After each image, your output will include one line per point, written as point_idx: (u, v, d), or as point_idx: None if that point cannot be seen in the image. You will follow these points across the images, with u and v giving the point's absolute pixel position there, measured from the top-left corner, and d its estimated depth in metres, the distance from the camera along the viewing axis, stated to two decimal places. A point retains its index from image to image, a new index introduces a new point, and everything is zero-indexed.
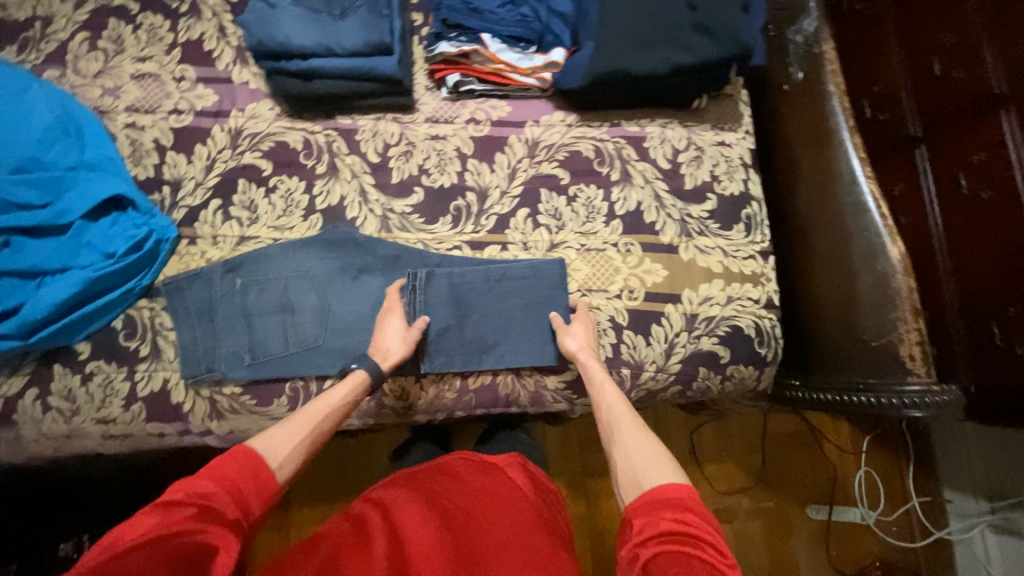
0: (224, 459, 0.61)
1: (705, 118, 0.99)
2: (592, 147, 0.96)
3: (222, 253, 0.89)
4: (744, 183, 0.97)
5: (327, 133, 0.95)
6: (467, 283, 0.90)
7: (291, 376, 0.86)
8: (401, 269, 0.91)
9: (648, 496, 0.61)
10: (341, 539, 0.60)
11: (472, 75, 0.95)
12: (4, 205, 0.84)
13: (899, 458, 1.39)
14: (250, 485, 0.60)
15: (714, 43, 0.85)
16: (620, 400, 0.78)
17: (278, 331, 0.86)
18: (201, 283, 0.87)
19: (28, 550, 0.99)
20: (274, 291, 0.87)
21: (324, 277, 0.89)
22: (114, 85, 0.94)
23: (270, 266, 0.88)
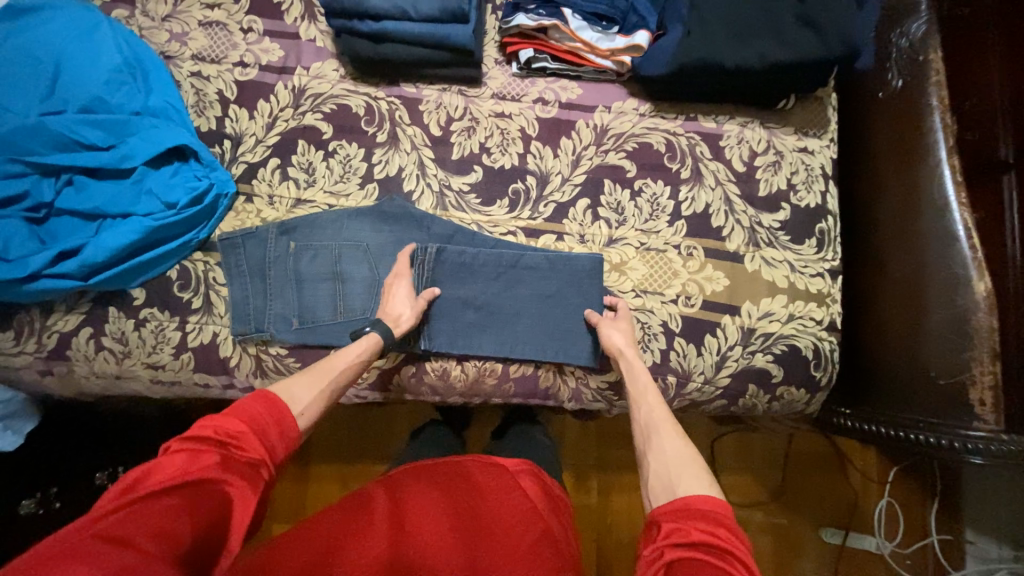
0: (246, 403, 0.64)
1: (789, 121, 0.92)
2: (664, 140, 0.91)
3: (277, 214, 0.89)
4: (822, 195, 0.91)
5: (390, 100, 0.92)
6: (507, 269, 0.87)
7: (336, 345, 0.86)
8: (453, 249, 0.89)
9: (680, 502, 0.58)
10: (348, 522, 0.60)
11: (547, 51, 0.89)
12: (70, 144, 0.84)
13: (923, 492, 1.33)
14: (273, 433, 0.63)
15: (820, 41, 0.78)
16: (657, 401, 0.74)
17: (327, 299, 0.86)
18: (255, 243, 0.87)
19: (69, 476, 1.01)
20: (324, 260, 0.87)
21: (376, 249, 0.88)
22: (182, 31, 0.93)
23: (323, 232, 0.88)
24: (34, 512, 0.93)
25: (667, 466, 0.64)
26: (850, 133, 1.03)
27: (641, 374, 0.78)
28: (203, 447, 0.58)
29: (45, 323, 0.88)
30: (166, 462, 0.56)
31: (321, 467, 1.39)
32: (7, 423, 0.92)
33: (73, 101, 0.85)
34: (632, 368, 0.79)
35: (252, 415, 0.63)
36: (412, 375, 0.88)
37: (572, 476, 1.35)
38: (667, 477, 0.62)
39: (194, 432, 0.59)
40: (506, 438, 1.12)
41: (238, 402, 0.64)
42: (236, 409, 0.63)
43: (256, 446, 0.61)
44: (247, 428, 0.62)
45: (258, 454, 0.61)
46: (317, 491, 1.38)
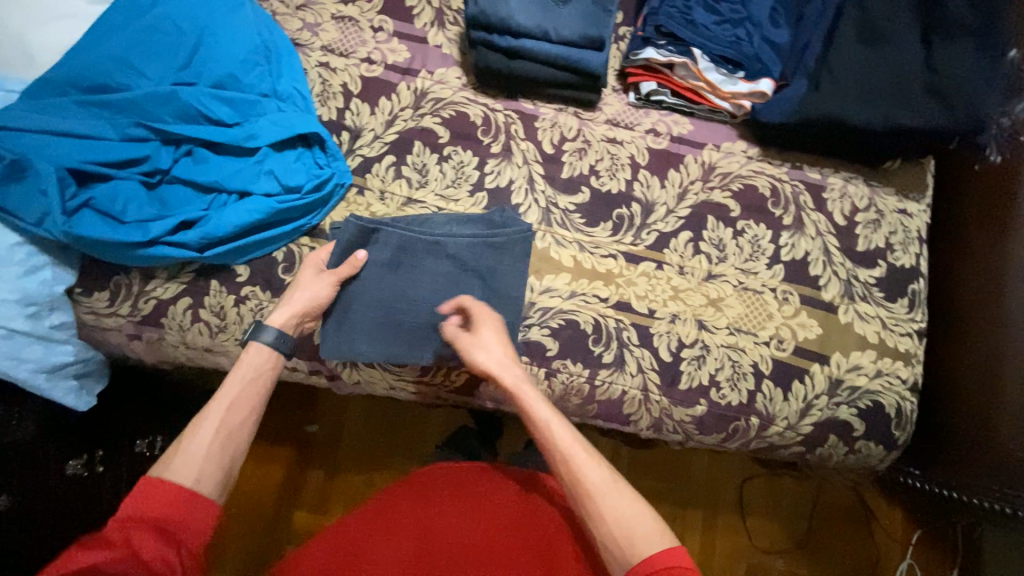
0: (145, 492, 0.59)
1: (890, 182, 0.95)
2: (769, 185, 0.93)
3: (391, 209, 0.90)
4: (917, 258, 0.93)
5: (508, 114, 0.94)
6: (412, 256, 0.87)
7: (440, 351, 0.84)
8: (552, 264, 0.90)
9: (642, 569, 0.58)
10: (370, 528, 0.73)
11: (668, 86, 0.92)
12: (196, 117, 0.85)
13: (947, 561, 1.32)
14: (187, 507, 0.60)
15: (945, 111, 0.82)
16: (557, 417, 0.71)
17: (433, 298, 0.86)
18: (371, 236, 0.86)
19: (114, 440, 1.00)
20: (436, 257, 0.87)
21: (479, 250, 0.87)
22: (315, 22, 0.95)
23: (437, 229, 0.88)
24: (79, 473, 0.93)
25: (611, 531, 0.62)
26: (940, 201, 1.05)
27: (557, 427, 0.70)
28: (132, 535, 0.56)
29: (143, 288, 0.88)
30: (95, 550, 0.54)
31: (346, 463, 1.32)
32: (79, 382, 0.90)
33: (206, 76, 0.86)
34: (547, 430, 0.69)
35: (169, 488, 0.60)
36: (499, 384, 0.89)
37: None
38: (624, 532, 0.61)
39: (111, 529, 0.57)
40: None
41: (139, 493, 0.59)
42: (147, 490, 0.60)
43: (193, 503, 0.60)
44: (170, 507, 0.59)
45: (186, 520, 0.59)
46: (344, 483, 1.31)
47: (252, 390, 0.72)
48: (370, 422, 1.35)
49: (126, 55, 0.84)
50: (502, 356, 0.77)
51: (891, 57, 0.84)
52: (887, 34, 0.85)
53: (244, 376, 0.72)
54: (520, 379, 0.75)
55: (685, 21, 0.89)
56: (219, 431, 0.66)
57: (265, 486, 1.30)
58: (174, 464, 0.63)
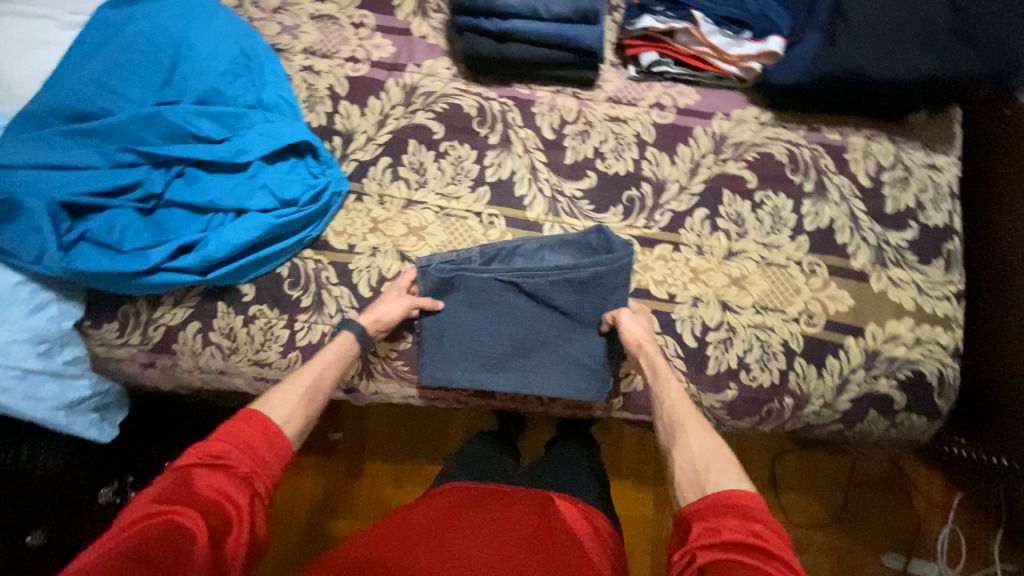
0: (233, 428, 0.59)
1: (916, 136, 0.89)
2: (786, 152, 0.87)
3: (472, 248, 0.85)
4: (950, 215, 0.87)
5: (503, 101, 0.89)
6: (499, 289, 0.81)
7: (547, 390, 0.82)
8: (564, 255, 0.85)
9: (714, 498, 0.56)
10: (383, 538, 0.66)
11: (670, 55, 0.86)
12: (183, 136, 0.82)
13: None
14: (270, 453, 0.60)
15: (977, 53, 0.75)
16: (670, 378, 0.74)
17: (530, 333, 0.82)
18: (464, 275, 0.81)
19: (144, 467, 1.01)
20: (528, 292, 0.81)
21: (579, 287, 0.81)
22: (294, 25, 0.91)
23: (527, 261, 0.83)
24: (112, 500, 0.94)
25: (696, 458, 0.62)
26: (969, 152, 0.98)
27: (670, 380, 0.74)
28: (213, 471, 0.56)
29: (151, 315, 0.86)
30: (173, 482, 0.54)
31: (373, 469, 1.32)
32: (99, 414, 0.89)
33: (188, 92, 0.83)
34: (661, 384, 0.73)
35: (257, 429, 0.60)
36: None
37: (629, 488, 1.29)
38: (704, 459, 0.62)
39: (188, 455, 0.57)
40: (563, 449, 1.09)
41: (225, 425, 0.60)
42: (242, 427, 0.60)
43: (278, 448, 0.60)
44: (254, 448, 0.59)
45: (268, 462, 0.59)
46: (370, 489, 1.30)
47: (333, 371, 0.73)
48: (391, 427, 1.34)
49: (104, 77, 0.81)
50: (643, 331, 0.78)
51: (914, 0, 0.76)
52: None
53: (314, 369, 0.71)
54: (645, 334, 0.78)
55: None
56: (302, 396, 0.67)
57: (297, 497, 1.30)
58: (268, 408, 0.64)
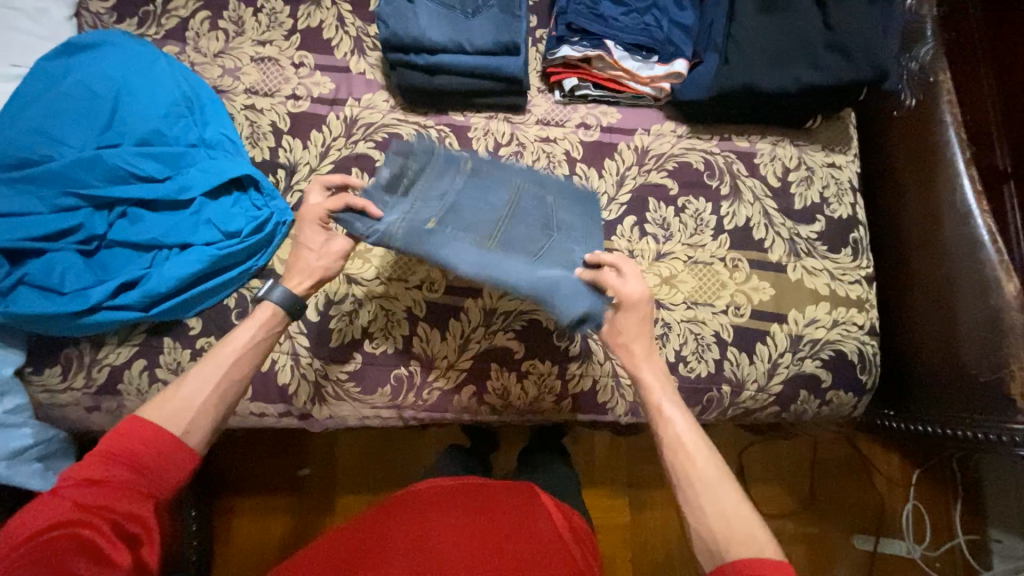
0: (114, 446, 0.57)
1: (817, 139, 0.98)
2: (702, 160, 0.95)
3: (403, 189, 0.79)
4: (852, 207, 0.96)
5: (440, 128, 0.95)
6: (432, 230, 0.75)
7: (554, 289, 0.74)
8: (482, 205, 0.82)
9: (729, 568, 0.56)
10: (363, 539, 0.70)
11: (590, 80, 0.94)
12: (125, 177, 0.84)
13: (946, 494, 1.33)
14: (167, 464, 0.59)
15: (852, 65, 0.83)
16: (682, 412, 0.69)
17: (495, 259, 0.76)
18: (392, 223, 0.75)
19: None
20: (483, 233, 0.78)
21: (531, 222, 0.82)
22: (234, 66, 0.94)
23: (472, 207, 0.80)
24: None
25: (716, 529, 0.60)
26: (869, 151, 1.09)
27: (679, 414, 0.69)
28: (101, 489, 0.55)
29: (96, 356, 0.86)
30: (53, 504, 0.53)
31: (345, 499, 1.29)
32: (45, 463, 0.89)
33: (129, 134, 0.85)
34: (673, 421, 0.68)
35: (144, 445, 0.58)
36: (473, 395, 0.87)
37: (603, 494, 1.30)
38: (722, 521, 0.60)
39: (72, 471, 0.55)
40: (528, 458, 1.11)
41: (115, 438, 0.57)
42: (123, 442, 0.57)
43: (174, 457, 0.59)
44: (143, 462, 0.57)
45: (164, 472, 0.58)
46: (342, 520, 1.28)
47: (248, 354, 0.70)
48: (359, 455, 1.32)
49: (41, 124, 0.82)
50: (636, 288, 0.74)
51: (792, 24, 0.87)
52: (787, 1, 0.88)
53: (229, 356, 0.68)
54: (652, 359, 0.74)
55: (595, 16, 0.90)
56: (215, 389, 0.66)
57: (263, 537, 1.26)
58: (163, 412, 0.61)
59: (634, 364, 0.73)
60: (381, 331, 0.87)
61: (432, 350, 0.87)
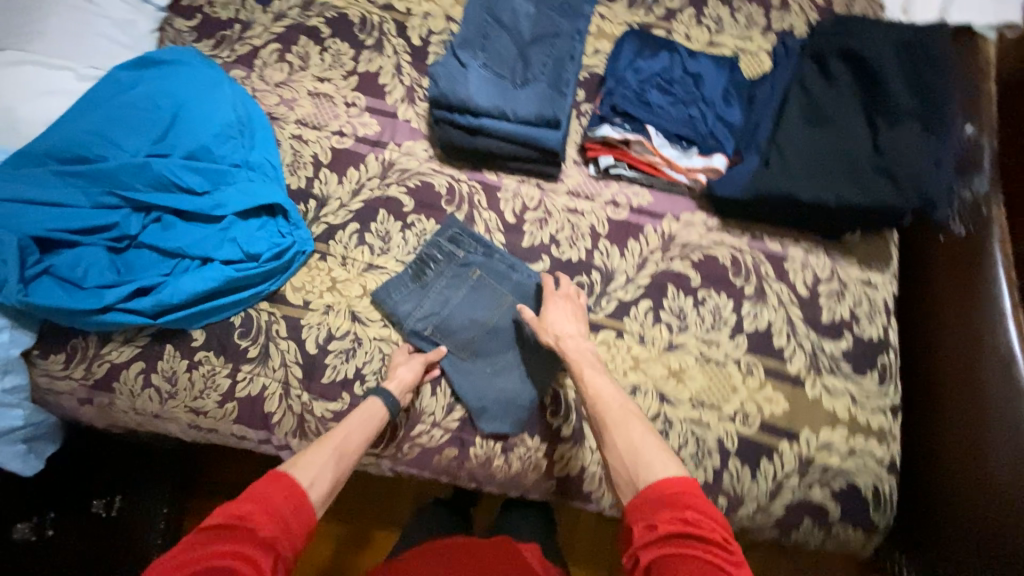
0: (262, 489, 0.59)
1: (853, 253, 0.94)
2: (729, 255, 0.93)
3: (416, 282, 0.89)
4: (885, 329, 0.91)
5: (472, 184, 0.96)
6: (429, 328, 0.87)
7: (485, 410, 0.83)
8: (486, 306, 0.88)
9: (643, 492, 0.61)
10: None
11: (625, 160, 0.94)
12: (167, 186, 0.87)
13: None
14: (292, 516, 0.59)
15: (896, 190, 0.81)
16: (598, 373, 0.77)
17: (476, 361, 0.86)
18: (400, 316, 0.87)
19: (67, 501, 0.97)
20: (458, 343, 0.87)
21: (507, 339, 0.87)
22: (291, 97, 0.99)
23: (462, 316, 0.88)
24: (27, 537, 0.90)
25: (623, 459, 0.66)
26: (908, 270, 1.04)
27: (597, 377, 0.76)
28: (239, 535, 0.55)
29: (100, 350, 0.87)
30: (204, 539, 0.55)
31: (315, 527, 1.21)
32: (28, 446, 0.88)
33: (180, 147, 0.89)
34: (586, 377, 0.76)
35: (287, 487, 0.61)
36: (453, 459, 0.84)
37: None
38: (631, 449, 0.66)
39: (216, 514, 0.56)
40: None
41: (257, 485, 0.60)
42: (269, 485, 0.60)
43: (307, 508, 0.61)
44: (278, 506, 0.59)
45: (295, 521, 0.59)
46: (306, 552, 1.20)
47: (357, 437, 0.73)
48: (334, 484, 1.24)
49: (103, 127, 0.87)
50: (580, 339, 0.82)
51: (840, 138, 0.84)
52: (838, 115, 0.86)
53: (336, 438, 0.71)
54: (573, 331, 0.82)
55: (640, 101, 0.92)
56: (328, 463, 0.68)
57: None
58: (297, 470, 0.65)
59: (564, 335, 0.81)
60: (373, 375, 0.85)
61: (420, 405, 0.85)
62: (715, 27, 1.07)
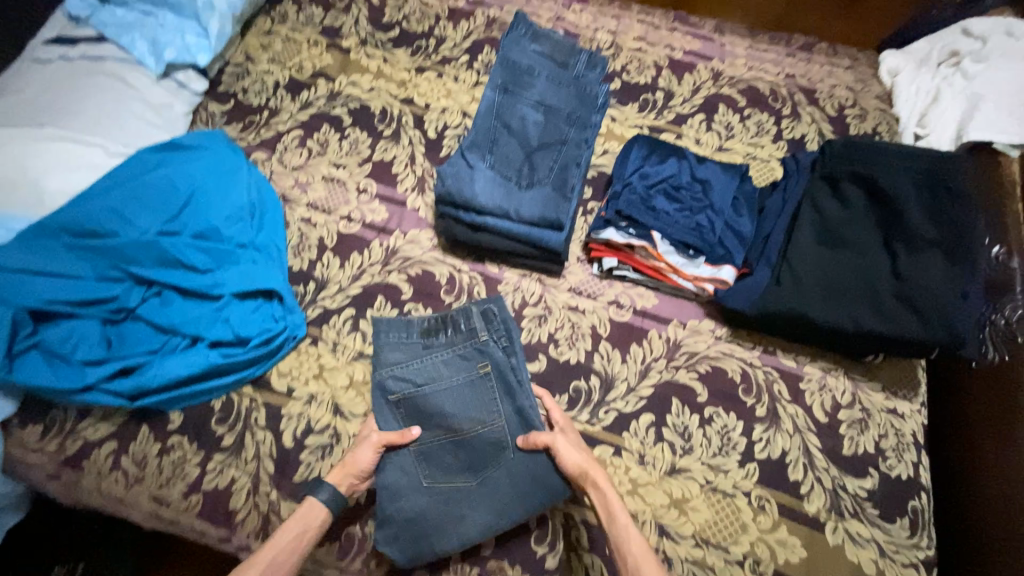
0: None
1: (877, 376, 0.87)
2: (739, 369, 0.87)
3: (422, 350, 0.84)
4: (915, 467, 0.81)
5: (472, 276, 0.95)
6: (404, 396, 0.81)
7: (389, 524, 0.75)
8: (470, 419, 0.79)
9: None
10: None
11: (629, 263, 0.92)
12: (173, 262, 0.89)
13: None
14: None
15: (920, 323, 0.76)
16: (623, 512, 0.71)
17: (425, 470, 0.77)
18: (381, 366, 0.83)
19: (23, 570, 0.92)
20: (422, 435, 0.79)
21: (464, 464, 0.77)
22: (306, 181, 1.03)
23: (439, 406, 0.79)
24: None
25: None
26: (937, 396, 0.96)
27: (622, 516, 0.70)
28: None
29: (76, 425, 0.84)
30: None
31: None
32: None
33: (191, 226, 0.92)
34: (601, 492, 0.72)
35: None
36: None
37: None
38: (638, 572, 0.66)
39: None
40: None
41: None
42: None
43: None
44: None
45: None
46: None
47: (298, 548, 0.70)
48: None
49: (121, 204, 0.90)
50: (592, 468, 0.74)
51: (857, 262, 0.81)
52: (852, 237, 0.83)
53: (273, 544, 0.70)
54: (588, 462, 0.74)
55: (646, 207, 0.90)
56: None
57: None
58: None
59: (591, 472, 0.74)
60: None
61: None
62: (725, 133, 1.08)
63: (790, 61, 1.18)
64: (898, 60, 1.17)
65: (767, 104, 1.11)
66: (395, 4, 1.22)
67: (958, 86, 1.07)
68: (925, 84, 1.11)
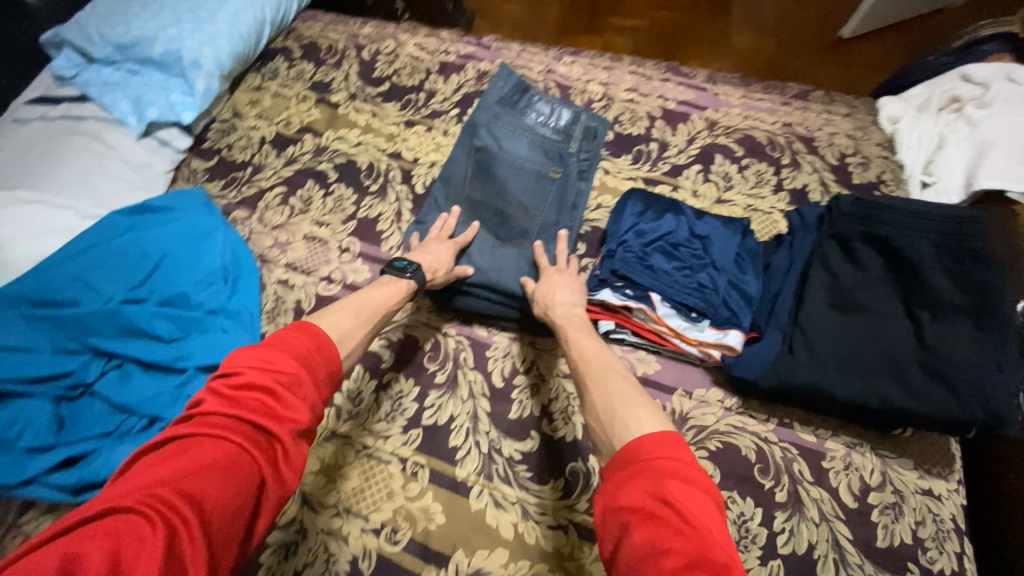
0: (286, 337, 0.57)
1: (906, 452, 0.78)
2: (753, 446, 0.78)
3: (521, 114, 1.02)
4: (962, 560, 0.71)
5: (459, 340, 0.88)
6: (497, 124, 1.02)
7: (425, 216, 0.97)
8: (545, 163, 0.98)
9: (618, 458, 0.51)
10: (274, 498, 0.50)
11: (627, 326, 0.85)
12: (136, 332, 0.83)
13: None
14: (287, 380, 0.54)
15: (952, 399, 0.69)
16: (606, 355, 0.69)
17: (480, 184, 0.97)
18: (483, 110, 1.04)
19: None
20: (477, 184, 0.97)
21: (495, 221, 0.95)
22: (286, 240, 0.98)
23: (505, 173, 0.97)
24: None
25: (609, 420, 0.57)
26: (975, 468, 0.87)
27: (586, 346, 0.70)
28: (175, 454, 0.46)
29: (17, 519, 0.75)
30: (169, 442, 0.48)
31: None
32: None
33: (159, 292, 0.87)
34: (581, 338, 0.72)
35: (230, 428, 0.49)
36: None
37: None
38: (608, 407, 0.58)
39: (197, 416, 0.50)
40: None
41: (280, 335, 0.57)
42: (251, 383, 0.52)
43: (288, 398, 0.52)
44: None
45: (257, 473, 0.48)
46: None
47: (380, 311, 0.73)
48: None
49: (88, 271, 0.86)
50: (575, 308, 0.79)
51: (875, 329, 0.74)
52: (867, 300, 0.76)
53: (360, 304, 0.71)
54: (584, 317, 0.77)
55: (643, 265, 0.84)
56: (345, 313, 0.68)
57: None
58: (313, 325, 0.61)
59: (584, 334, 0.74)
60: None
61: None
62: (723, 185, 1.04)
63: (786, 110, 1.15)
64: (897, 106, 1.14)
65: (765, 154, 1.08)
66: (385, 59, 1.21)
67: (962, 132, 1.02)
68: (926, 131, 1.07)
